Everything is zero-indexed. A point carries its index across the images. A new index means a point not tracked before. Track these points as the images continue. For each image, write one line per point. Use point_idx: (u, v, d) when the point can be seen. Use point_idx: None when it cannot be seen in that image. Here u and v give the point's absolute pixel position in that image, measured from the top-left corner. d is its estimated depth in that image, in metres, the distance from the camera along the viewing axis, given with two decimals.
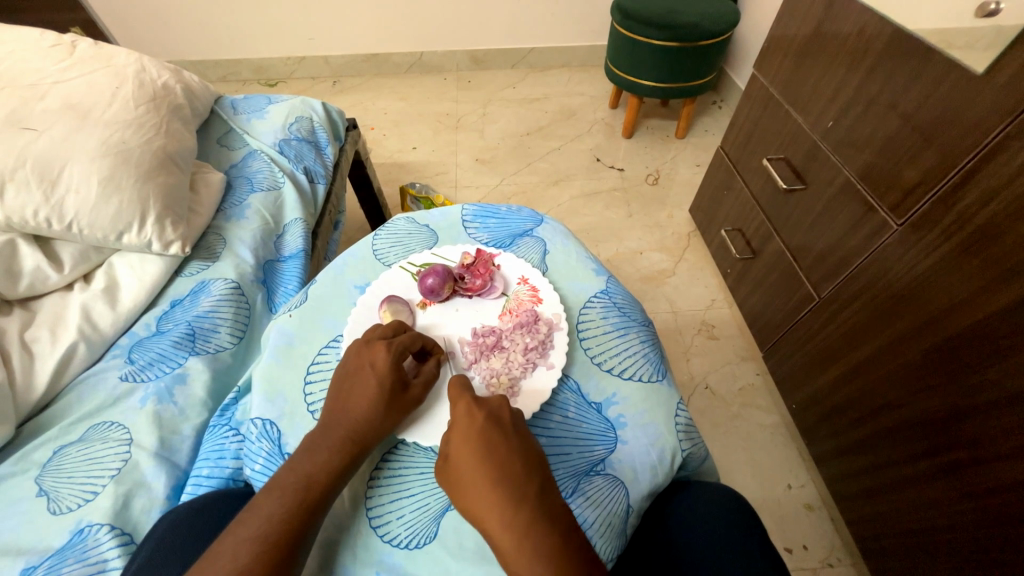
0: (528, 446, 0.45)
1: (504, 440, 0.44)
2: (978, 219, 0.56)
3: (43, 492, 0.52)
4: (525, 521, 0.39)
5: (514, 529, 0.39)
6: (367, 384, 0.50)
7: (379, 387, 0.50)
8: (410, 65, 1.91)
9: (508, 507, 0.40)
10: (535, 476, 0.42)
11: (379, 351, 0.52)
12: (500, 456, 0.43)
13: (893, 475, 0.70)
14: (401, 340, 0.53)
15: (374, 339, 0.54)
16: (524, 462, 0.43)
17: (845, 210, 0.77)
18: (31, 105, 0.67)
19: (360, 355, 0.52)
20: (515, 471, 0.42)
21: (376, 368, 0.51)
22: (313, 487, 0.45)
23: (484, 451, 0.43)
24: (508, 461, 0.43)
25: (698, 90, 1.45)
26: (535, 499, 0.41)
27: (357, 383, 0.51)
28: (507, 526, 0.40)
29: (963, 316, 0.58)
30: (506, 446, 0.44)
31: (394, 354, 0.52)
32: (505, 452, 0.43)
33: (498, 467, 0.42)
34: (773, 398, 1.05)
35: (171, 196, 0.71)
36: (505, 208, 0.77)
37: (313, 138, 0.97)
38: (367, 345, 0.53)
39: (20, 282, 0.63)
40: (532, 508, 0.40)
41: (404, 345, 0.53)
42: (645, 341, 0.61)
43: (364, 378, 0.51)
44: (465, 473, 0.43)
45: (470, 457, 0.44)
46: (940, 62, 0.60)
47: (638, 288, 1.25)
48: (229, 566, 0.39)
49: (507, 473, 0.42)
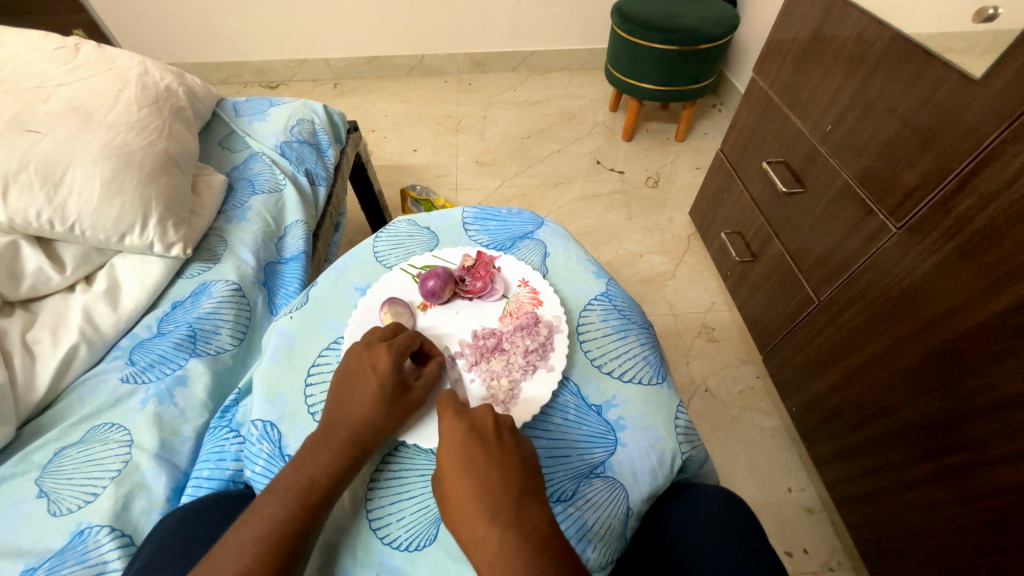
0: (509, 457, 0.44)
1: (485, 452, 0.44)
2: (976, 222, 0.57)
3: (43, 494, 0.52)
4: (497, 538, 0.39)
5: (487, 544, 0.39)
6: (369, 384, 0.50)
7: (380, 388, 0.50)
8: (410, 68, 1.92)
9: (485, 520, 0.40)
10: (512, 489, 0.42)
11: (381, 353, 0.52)
12: (478, 470, 0.43)
13: (892, 478, 0.70)
14: (401, 341, 0.54)
15: (374, 342, 0.54)
16: (506, 473, 0.43)
17: (845, 213, 0.77)
18: (35, 107, 0.68)
19: (361, 356, 0.53)
20: (492, 484, 0.42)
21: (377, 370, 0.51)
22: (314, 488, 0.45)
23: (463, 466, 0.44)
24: (488, 470, 0.43)
25: (698, 93, 1.45)
26: (511, 513, 0.40)
27: (358, 384, 0.51)
28: (496, 534, 0.39)
29: (962, 319, 0.58)
30: (486, 460, 0.44)
31: (395, 356, 0.52)
32: (485, 465, 0.43)
33: (476, 479, 0.43)
34: (773, 401, 1.05)
35: (173, 198, 0.71)
36: (505, 211, 0.78)
37: (314, 140, 0.97)
38: (369, 347, 0.53)
39: (22, 284, 0.63)
40: (504, 523, 0.40)
41: (404, 346, 0.54)
42: (644, 344, 0.61)
43: (365, 380, 0.51)
44: (450, 484, 0.44)
45: (453, 468, 0.44)
46: (937, 67, 0.61)
47: (638, 291, 1.25)
48: (230, 566, 0.39)
49: (485, 487, 0.42)
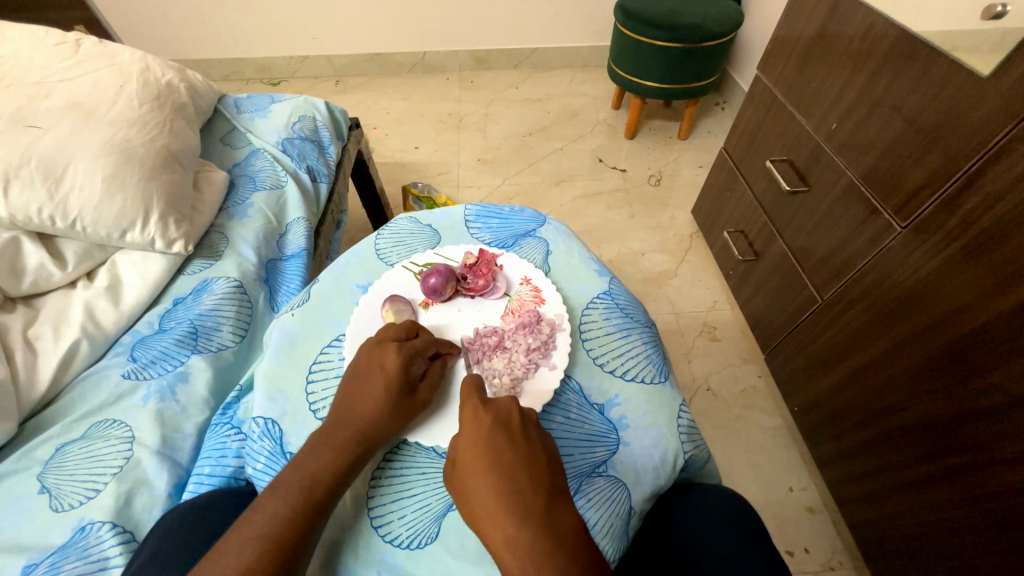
0: (536, 453, 0.44)
1: (513, 448, 0.44)
2: (982, 222, 0.56)
3: (46, 489, 0.52)
4: (529, 539, 0.39)
5: (517, 544, 0.39)
6: (376, 384, 0.50)
7: (387, 389, 0.50)
8: (412, 65, 1.91)
9: (512, 520, 0.40)
10: (542, 486, 0.42)
11: (390, 352, 0.52)
12: (506, 465, 0.43)
13: (895, 479, 0.70)
14: (413, 344, 0.54)
15: (385, 340, 0.54)
16: (534, 469, 0.43)
17: (849, 212, 0.77)
18: (36, 103, 0.68)
19: (371, 355, 0.53)
20: (521, 481, 0.42)
21: (386, 369, 0.51)
22: (317, 486, 0.45)
23: (489, 460, 0.43)
24: (516, 465, 0.43)
25: (701, 91, 1.45)
26: (541, 512, 0.40)
27: (367, 383, 0.51)
28: (510, 541, 0.39)
29: (967, 319, 0.58)
30: (514, 455, 0.43)
31: (404, 357, 0.52)
32: (514, 461, 0.43)
33: (504, 475, 0.42)
34: (774, 400, 1.05)
35: (174, 195, 0.71)
36: (507, 208, 0.77)
37: (316, 137, 0.97)
38: (379, 346, 0.53)
39: (23, 280, 0.63)
40: (535, 522, 0.39)
41: (416, 348, 0.54)
42: (647, 343, 0.61)
43: (372, 379, 0.51)
44: (472, 479, 0.43)
45: (476, 463, 0.43)
46: (944, 64, 0.60)
47: (639, 289, 1.24)
48: (232, 565, 0.39)
49: (513, 484, 0.41)
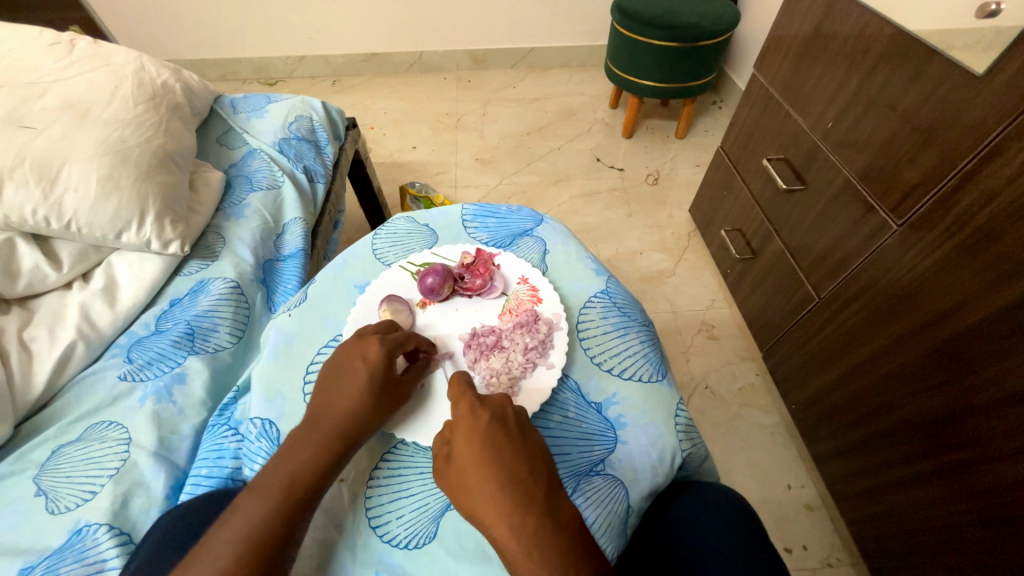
0: (533, 447, 0.44)
1: (512, 441, 0.44)
2: (977, 221, 0.56)
3: (42, 492, 0.52)
4: (534, 526, 0.38)
5: (521, 532, 0.38)
6: (357, 378, 0.50)
7: (368, 381, 0.50)
8: (409, 65, 1.91)
9: (517, 509, 0.39)
10: (542, 477, 0.42)
11: (371, 344, 0.52)
12: (507, 457, 0.42)
13: (893, 475, 0.70)
14: (395, 336, 0.53)
15: (366, 334, 0.54)
16: (532, 462, 0.42)
17: (845, 210, 0.77)
18: (29, 104, 0.67)
19: (351, 349, 0.52)
20: (521, 473, 0.41)
21: (368, 361, 0.51)
22: (301, 482, 0.44)
23: (492, 452, 0.42)
24: (515, 458, 0.42)
25: (698, 90, 1.45)
26: (541, 502, 0.40)
27: (347, 375, 0.50)
28: (515, 529, 0.39)
29: (962, 317, 0.58)
30: (514, 448, 0.43)
31: (387, 348, 0.52)
32: (513, 454, 0.43)
33: (505, 466, 0.42)
34: (773, 398, 1.05)
35: (169, 195, 0.71)
36: (504, 208, 0.77)
37: (312, 137, 0.97)
38: (360, 339, 0.53)
39: (18, 281, 0.63)
40: (538, 510, 0.39)
41: (397, 342, 0.53)
42: (645, 341, 0.61)
43: (353, 372, 0.50)
44: (470, 472, 0.42)
45: (475, 457, 0.42)
46: (940, 62, 0.60)
47: (637, 288, 1.25)
48: (212, 566, 0.38)
49: (515, 474, 0.41)
